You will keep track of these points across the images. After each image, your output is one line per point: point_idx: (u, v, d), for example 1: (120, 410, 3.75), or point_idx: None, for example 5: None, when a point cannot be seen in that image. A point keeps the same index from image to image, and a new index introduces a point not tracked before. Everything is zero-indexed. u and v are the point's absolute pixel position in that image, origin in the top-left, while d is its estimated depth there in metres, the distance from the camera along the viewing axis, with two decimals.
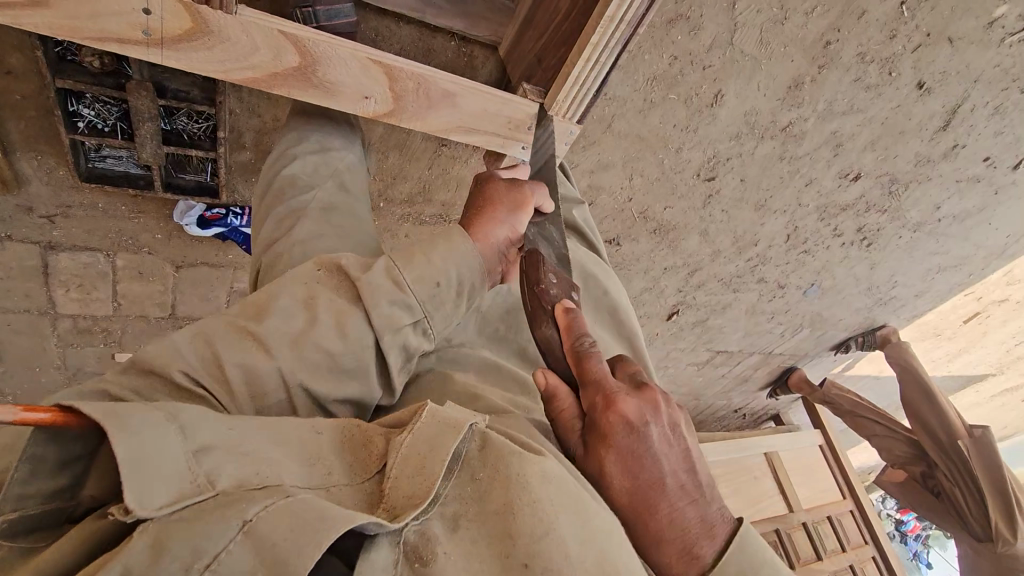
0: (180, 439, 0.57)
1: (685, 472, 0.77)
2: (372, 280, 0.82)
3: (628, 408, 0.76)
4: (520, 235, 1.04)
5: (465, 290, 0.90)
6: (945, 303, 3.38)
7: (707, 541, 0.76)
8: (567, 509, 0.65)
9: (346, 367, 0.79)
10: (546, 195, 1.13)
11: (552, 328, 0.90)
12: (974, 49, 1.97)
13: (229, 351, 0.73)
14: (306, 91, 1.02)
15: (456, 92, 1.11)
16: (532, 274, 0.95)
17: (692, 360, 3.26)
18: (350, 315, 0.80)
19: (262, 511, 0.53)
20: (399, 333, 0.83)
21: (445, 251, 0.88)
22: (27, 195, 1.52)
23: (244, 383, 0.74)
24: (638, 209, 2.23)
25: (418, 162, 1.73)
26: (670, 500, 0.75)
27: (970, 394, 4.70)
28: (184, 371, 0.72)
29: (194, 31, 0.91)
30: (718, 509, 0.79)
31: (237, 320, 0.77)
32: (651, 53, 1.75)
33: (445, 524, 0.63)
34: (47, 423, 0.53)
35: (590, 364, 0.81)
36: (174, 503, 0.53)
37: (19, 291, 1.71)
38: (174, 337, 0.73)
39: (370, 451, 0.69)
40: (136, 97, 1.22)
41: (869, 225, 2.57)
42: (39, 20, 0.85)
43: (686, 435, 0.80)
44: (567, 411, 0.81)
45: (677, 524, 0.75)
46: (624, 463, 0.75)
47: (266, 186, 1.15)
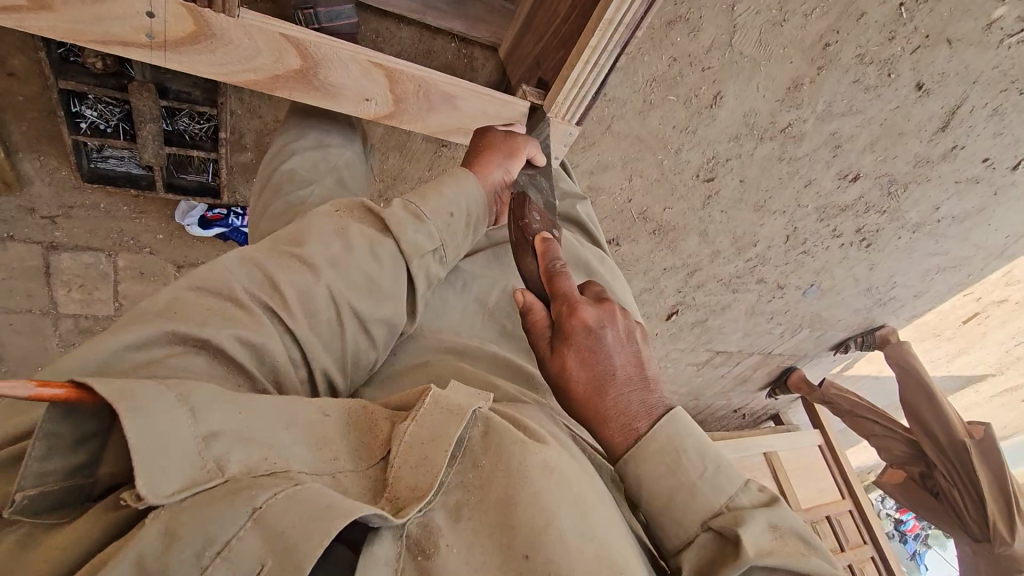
0: (191, 423, 0.56)
1: (638, 372, 0.79)
2: (396, 212, 0.85)
3: (587, 314, 0.79)
4: (513, 181, 1.08)
5: (472, 222, 0.94)
6: (944, 304, 3.38)
7: (648, 421, 0.76)
8: (565, 500, 0.66)
9: (382, 287, 0.81)
10: (538, 147, 1.16)
11: (533, 258, 0.95)
12: (972, 50, 1.98)
13: (278, 270, 0.74)
14: (306, 93, 1.03)
15: (457, 95, 1.11)
16: (517, 212, 1.03)
17: (692, 361, 3.27)
18: (382, 243, 0.82)
19: (271, 499, 0.55)
20: (424, 260, 0.86)
21: (452, 185, 0.93)
22: (29, 196, 1.53)
23: (296, 299, 0.74)
24: (638, 209, 2.24)
25: (417, 163, 1.74)
26: (620, 389, 0.77)
27: (969, 394, 4.71)
28: (242, 287, 0.71)
29: (197, 34, 0.92)
30: (659, 397, 0.79)
31: (276, 247, 0.77)
32: (650, 55, 1.75)
33: (447, 514, 0.64)
34: (62, 398, 0.52)
35: (559, 280, 0.85)
36: (185, 491, 0.53)
37: (21, 291, 1.70)
38: (222, 260, 0.72)
39: (374, 435, 0.70)
40: (138, 98, 1.23)
41: (868, 225, 2.57)
42: (44, 23, 0.85)
43: (642, 348, 0.82)
44: (540, 322, 0.83)
45: (623, 410, 0.76)
46: (581, 356, 0.77)
47: (268, 185, 1.16)
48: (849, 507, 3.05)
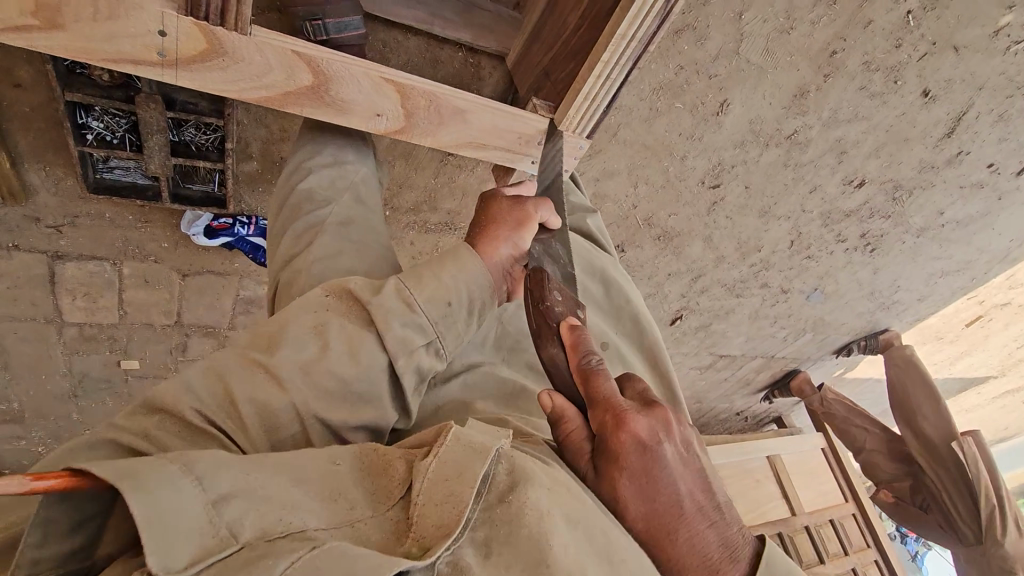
0: (199, 492, 0.57)
1: (705, 498, 0.79)
2: (383, 302, 0.84)
3: (638, 426, 0.77)
4: (524, 252, 1.04)
5: (473, 309, 0.92)
6: (948, 307, 3.38)
7: (731, 565, 0.79)
8: (593, 557, 0.66)
9: (356, 392, 0.80)
10: (552, 210, 1.12)
11: (558, 347, 0.89)
12: (979, 57, 1.97)
13: (241, 385, 0.74)
14: (318, 109, 1.02)
15: (467, 109, 1.11)
16: (537, 293, 0.94)
17: (695, 364, 3.27)
18: (362, 340, 0.81)
19: (288, 568, 0.53)
20: (413, 355, 0.84)
21: (453, 271, 0.91)
22: (34, 206, 1.53)
23: (256, 417, 0.74)
24: (642, 216, 2.23)
25: (424, 171, 1.73)
26: (689, 523, 0.77)
27: (970, 396, 4.71)
28: (196, 406, 0.72)
29: (209, 51, 0.91)
30: (736, 528, 0.81)
31: (248, 353, 0.78)
32: (657, 62, 1.75)
33: (476, 551, 0.63)
34: (56, 489, 0.53)
35: (600, 383, 0.82)
36: (197, 562, 0.53)
37: (26, 299, 1.72)
38: (186, 373, 0.74)
39: (390, 475, 0.70)
40: (145, 110, 1.23)
41: (872, 230, 2.57)
42: (55, 43, 0.85)
43: (696, 454, 0.82)
44: (575, 432, 0.83)
45: (695, 548, 0.77)
46: (639, 483, 0.77)
47: (283, 202, 1.16)
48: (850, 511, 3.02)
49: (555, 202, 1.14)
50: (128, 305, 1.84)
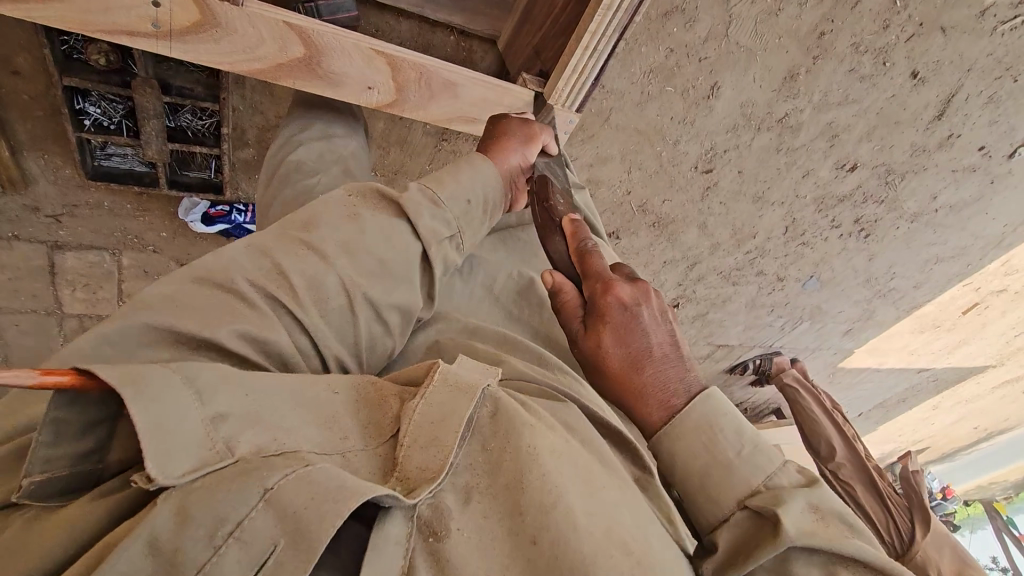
0: (199, 405, 0.60)
1: (673, 351, 0.89)
2: (413, 197, 0.90)
3: (621, 290, 0.90)
4: (530, 165, 1.13)
5: (489, 208, 1.00)
6: (944, 295, 3.37)
7: (683, 399, 0.85)
8: (573, 485, 0.70)
9: (394, 271, 0.85)
10: (552, 137, 1.20)
11: (560, 238, 1.03)
12: (966, 38, 2.00)
13: (287, 258, 0.77)
14: (310, 82, 1.04)
15: (458, 82, 1.13)
16: (541, 192, 1.08)
17: (694, 355, 3.27)
18: (397, 226, 0.87)
19: (282, 480, 0.58)
20: (440, 245, 0.91)
21: (469, 172, 1.00)
22: (34, 195, 1.54)
23: (305, 288, 0.77)
24: (637, 202, 2.25)
25: (419, 158, 1.75)
26: (655, 364, 0.87)
27: (969, 385, 4.70)
28: (247, 278, 0.74)
29: (202, 23, 0.93)
30: (696, 378, 0.88)
31: (286, 233, 0.81)
32: (647, 46, 1.77)
33: (457, 496, 0.68)
34: (66, 385, 0.56)
35: (591, 262, 0.96)
36: (193, 472, 0.57)
37: (27, 290, 1.73)
38: (230, 251, 0.76)
39: (384, 412, 0.74)
40: (141, 95, 1.25)
41: (866, 215, 2.59)
42: (51, 14, 0.87)
43: (673, 323, 0.93)
44: (569, 300, 0.95)
45: (659, 383, 0.86)
46: (616, 332, 0.88)
47: (273, 173, 1.18)
48: None
49: (554, 128, 1.21)
50: (129, 296, 1.85)
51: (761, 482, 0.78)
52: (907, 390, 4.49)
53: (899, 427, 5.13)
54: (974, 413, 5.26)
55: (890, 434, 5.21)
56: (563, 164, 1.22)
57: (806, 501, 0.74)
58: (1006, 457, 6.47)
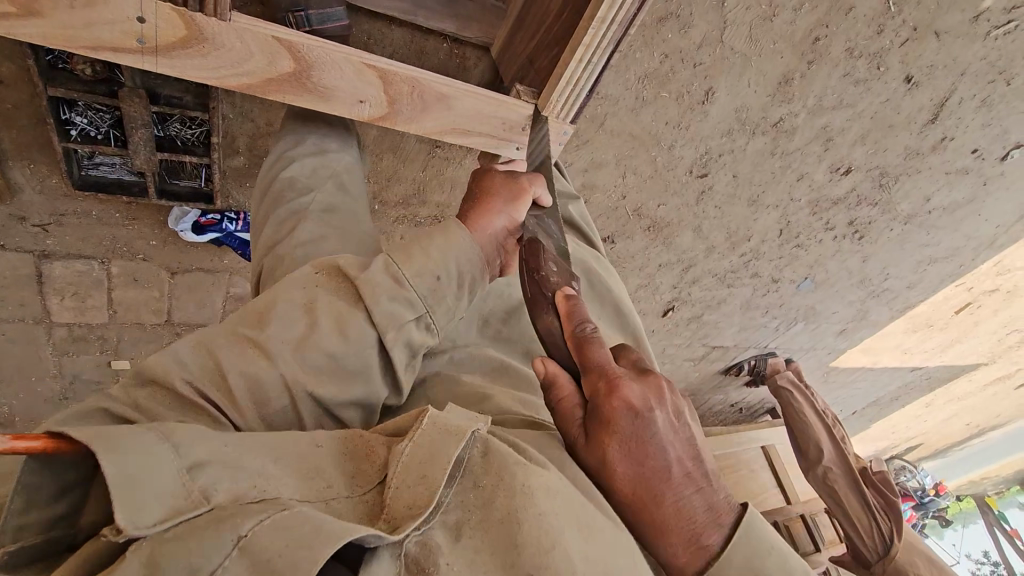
0: (174, 457, 0.60)
1: (697, 470, 0.80)
2: (373, 278, 0.86)
3: (629, 392, 0.78)
4: (518, 225, 1.08)
5: (466, 281, 0.94)
6: (937, 295, 3.38)
7: (719, 536, 0.79)
8: (569, 524, 0.70)
9: (347, 367, 0.83)
10: (545, 188, 1.16)
11: (552, 315, 0.91)
12: (960, 42, 2.00)
13: (229, 359, 0.77)
14: (299, 97, 1.02)
15: (450, 95, 1.11)
16: (532, 262, 0.98)
17: (689, 356, 3.26)
18: (351, 316, 0.83)
19: (256, 527, 0.57)
20: (401, 329, 0.87)
21: (444, 244, 0.92)
22: (20, 204, 1.52)
23: (245, 390, 0.77)
24: (632, 206, 2.23)
25: (412, 164, 1.74)
26: (676, 490, 0.78)
27: (962, 383, 4.72)
28: (185, 380, 0.75)
29: (189, 38, 0.91)
30: (725, 498, 0.81)
31: (238, 329, 0.81)
32: (641, 51, 1.76)
33: (446, 532, 0.68)
34: (38, 450, 0.56)
35: (590, 350, 0.83)
36: (166, 520, 0.56)
37: (14, 299, 1.70)
38: (178, 347, 0.77)
39: (371, 462, 0.73)
40: (128, 105, 1.22)
41: (860, 218, 2.59)
42: (33, 30, 0.85)
43: (690, 425, 0.82)
44: (566, 398, 0.84)
45: (685, 516, 0.78)
46: (628, 453, 0.77)
47: (267, 186, 1.16)
48: None
49: (547, 180, 1.17)
50: (118, 304, 1.83)
51: None
52: (900, 387, 4.51)
53: (893, 424, 5.16)
54: (966, 409, 5.30)
55: (884, 431, 5.23)
56: (556, 202, 1.20)
57: None
58: (998, 452, 6.52)
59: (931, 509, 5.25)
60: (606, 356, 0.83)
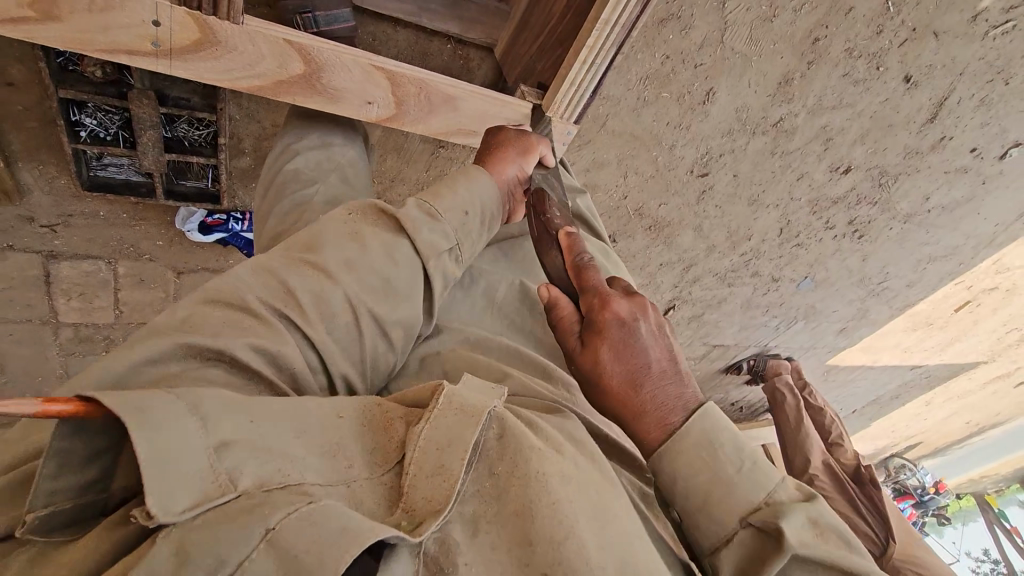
0: (203, 436, 0.61)
1: (672, 368, 0.90)
2: (411, 213, 0.91)
3: (619, 307, 0.89)
4: (527, 176, 1.13)
5: (487, 218, 1.01)
6: (937, 294, 3.40)
7: (682, 415, 0.87)
8: (582, 515, 0.72)
9: (398, 289, 0.87)
10: (549, 148, 1.20)
11: (557, 252, 1.03)
12: (958, 42, 2.02)
13: (291, 277, 0.79)
14: (310, 98, 1.04)
15: (457, 95, 1.13)
16: (538, 206, 1.07)
17: (690, 355, 3.28)
18: (398, 243, 0.88)
19: (284, 519, 0.58)
20: (440, 258, 0.92)
21: (465, 182, 1.00)
22: (28, 205, 1.53)
23: (310, 304, 0.79)
24: (633, 206, 2.25)
25: (416, 164, 1.75)
26: (654, 383, 0.88)
27: (962, 381, 4.74)
28: (255, 296, 0.76)
29: (202, 41, 0.93)
30: (692, 391, 0.90)
31: (290, 254, 0.82)
32: (643, 53, 1.78)
33: (465, 527, 0.69)
34: (70, 413, 0.56)
35: (588, 276, 0.96)
36: (196, 506, 0.58)
37: (22, 300, 1.72)
38: (236, 270, 0.77)
39: (389, 437, 0.75)
40: (138, 106, 1.24)
41: (860, 216, 2.61)
42: (52, 34, 0.86)
43: (670, 335, 0.93)
44: (566, 316, 0.94)
45: (660, 403, 0.87)
46: (615, 351, 0.87)
47: (270, 179, 1.18)
48: None
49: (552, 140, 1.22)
50: (125, 304, 1.84)
51: (761, 498, 0.82)
52: (900, 386, 4.52)
53: (892, 423, 5.18)
54: (966, 407, 5.31)
55: (884, 430, 5.25)
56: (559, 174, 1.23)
57: (806, 516, 0.79)
58: (998, 451, 6.53)
59: (931, 508, 5.26)
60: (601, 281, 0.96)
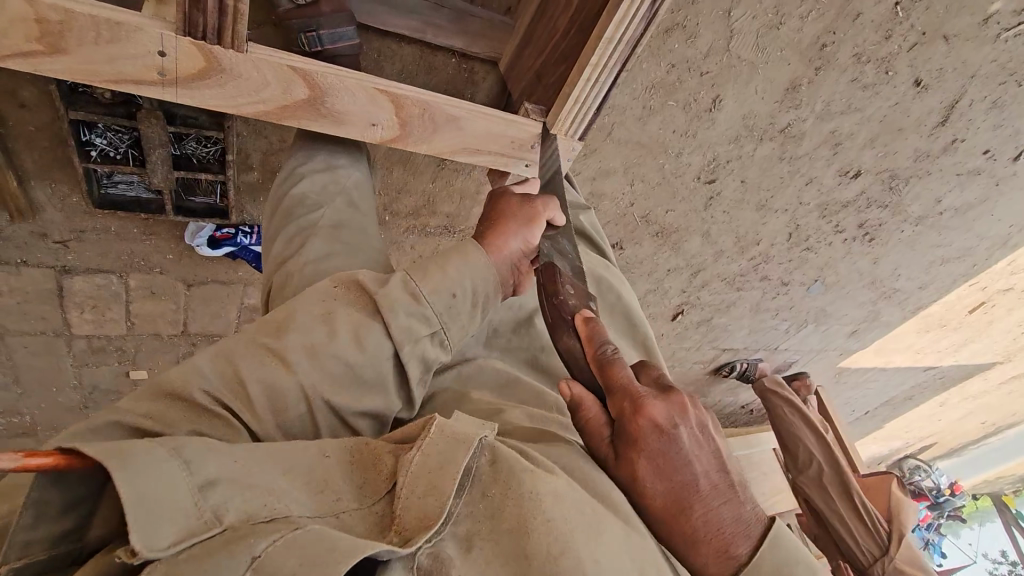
0: (186, 475, 0.62)
1: (725, 485, 0.84)
2: (390, 293, 0.89)
3: (656, 412, 0.81)
4: (534, 248, 1.09)
5: (479, 301, 0.97)
6: (950, 295, 3.35)
7: (748, 544, 0.84)
8: (581, 531, 0.74)
9: (363, 377, 0.87)
10: (558, 208, 1.17)
11: (574, 338, 0.97)
12: (969, 45, 2.00)
13: (250, 367, 0.80)
14: (316, 121, 1.05)
15: (460, 116, 1.13)
16: (549, 288, 1.02)
17: (699, 360, 3.26)
18: (368, 327, 0.87)
19: (268, 549, 0.60)
20: (417, 343, 0.90)
21: (458, 263, 0.96)
22: (42, 222, 1.56)
23: (264, 397, 0.80)
24: (640, 213, 2.24)
25: (422, 177, 1.76)
26: (705, 501, 0.82)
27: (977, 381, 4.68)
28: (204, 389, 0.78)
29: (208, 69, 0.94)
30: (752, 510, 0.86)
31: (259, 338, 0.83)
32: (648, 62, 1.77)
33: (459, 544, 0.72)
34: (48, 466, 0.58)
35: (615, 371, 0.87)
36: (179, 543, 0.58)
37: (36, 314, 1.75)
38: (198, 358, 0.80)
39: (378, 471, 0.76)
40: (147, 126, 1.26)
41: (870, 220, 2.58)
42: (59, 66, 0.88)
43: (713, 436, 0.86)
44: (595, 419, 0.87)
45: (715, 527, 0.82)
46: (657, 469, 0.81)
47: (277, 204, 1.18)
48: None
49: (560, 201, 1.19)
50: (136, 316, 1.87)
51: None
52: (914, 387, 4.47)
53: (906, 424, 5.12)
54: (982, 407, 5.24)
55: (897, 431, 5.19)
56: (570, 233, 1.21)
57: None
58: (1015, 450, 6.43)
59: (947, 509, 5.19)
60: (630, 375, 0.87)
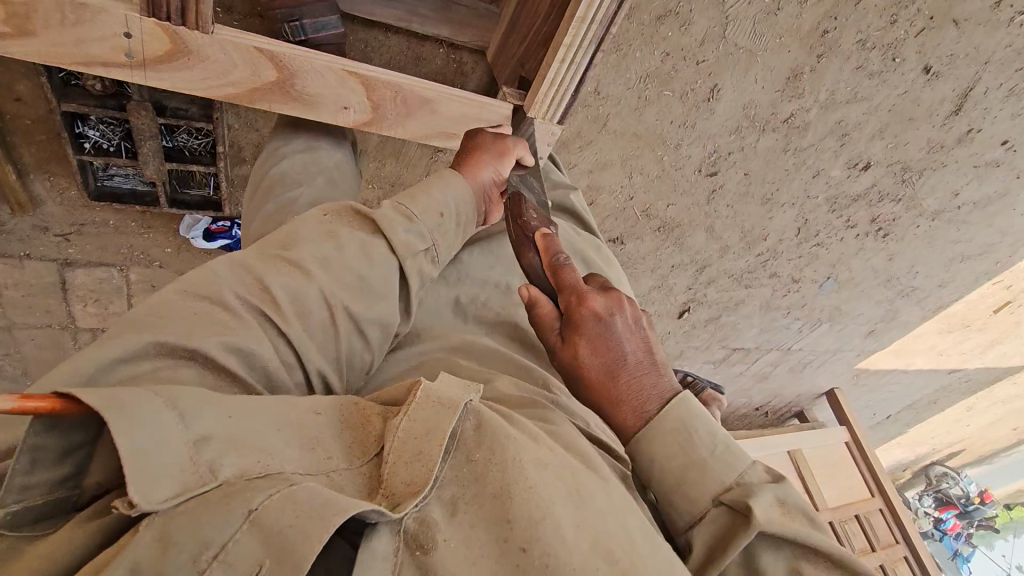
0: (181, 426, 0.58)
1: (649, 359, 0.85)
2: (386, 212, 0.88)
3: (596, 303, 0.85)
4: (505, 180, 1.10)
5: (461, 220, 0.97)
6: (972, 293, 3.24)
7: (657, 404, 0.83)
8: (568, 504, 0.69)
9: (376, 287, 0.84)
10: (528, 149, 1.18)
11: (534, 253, 0.99)
12: (981, 30, 1.93)
13: (267, 272, 0.76)
14: (285, 106, 1.06)
15: (435, 99, 1.14)
16: (515, 210, 1.05)
17: (707, 359, 3.19)
18: (374, 241, 0.85)
19: (267, 502, 0.56)
20: (416, 258, 0.88)
21: (441, 185, 0.96)
22: (42, 215, 1.59)
23: (286, 300, 0.75)
24: (639, 207, 2.21)
25: (415, 169, 1.76)
26: (631, 372, 0.84)
27: (1005, 386, 4.51)
28: (231, 292, 0.73)
29: (175, 52, 0.95)
30: (669, 380, 0.85)
31: (264, 252, 0.79)
32: (641, 51, 1.75)
33: (443, 508, 0.66)
34: (45, 410, 0.53)
35: (564, 273, 0.91)
36: (176, 496, 0.55)
37: (40, 308, 1.79)
38: (210, 265, 0.74)
39: (368, 431, 0.72)
40: (137, 117, 1.28)
41: (882, 215, 2.51)
42: (29, 50, 0.90)
43: (647, 329, 0.88)
44: (546, 314, 0.89)
45: (637, 392, 0.83)
46: (591, 341, 0.84)
47: (257, 185, 1.19)
48: (878, 506, 3.07)
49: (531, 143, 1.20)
50: None
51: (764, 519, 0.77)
52: (935, 391, 4.33)
53: (930, 430, 4.95)
54: (1009, 413, 5.06)
55: (920, 437, 5.02)
56: (540, 174, 1.22)
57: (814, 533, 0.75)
58: None
59: (976, 519, 4.98)
60: (578, 278, 0.91)
